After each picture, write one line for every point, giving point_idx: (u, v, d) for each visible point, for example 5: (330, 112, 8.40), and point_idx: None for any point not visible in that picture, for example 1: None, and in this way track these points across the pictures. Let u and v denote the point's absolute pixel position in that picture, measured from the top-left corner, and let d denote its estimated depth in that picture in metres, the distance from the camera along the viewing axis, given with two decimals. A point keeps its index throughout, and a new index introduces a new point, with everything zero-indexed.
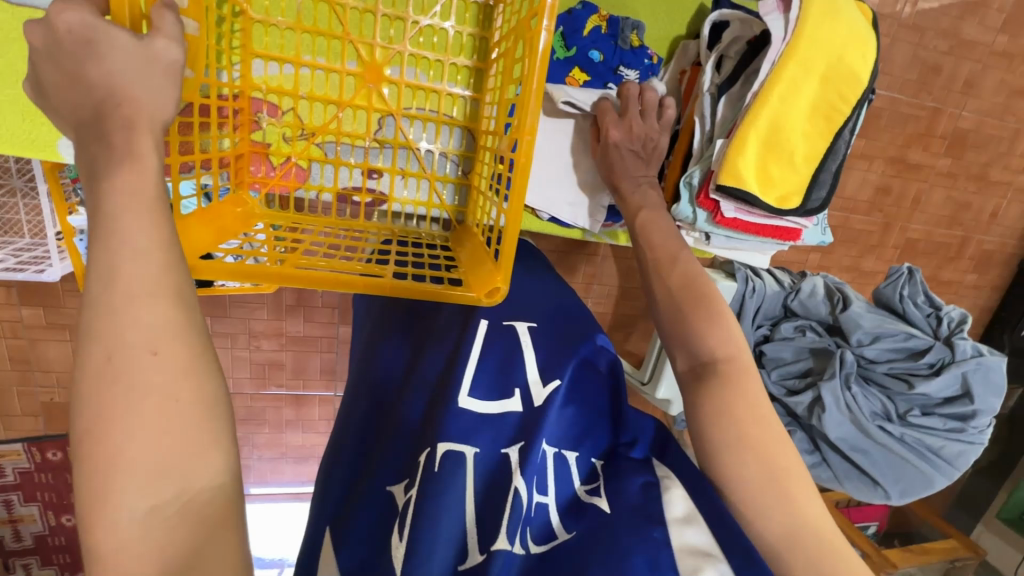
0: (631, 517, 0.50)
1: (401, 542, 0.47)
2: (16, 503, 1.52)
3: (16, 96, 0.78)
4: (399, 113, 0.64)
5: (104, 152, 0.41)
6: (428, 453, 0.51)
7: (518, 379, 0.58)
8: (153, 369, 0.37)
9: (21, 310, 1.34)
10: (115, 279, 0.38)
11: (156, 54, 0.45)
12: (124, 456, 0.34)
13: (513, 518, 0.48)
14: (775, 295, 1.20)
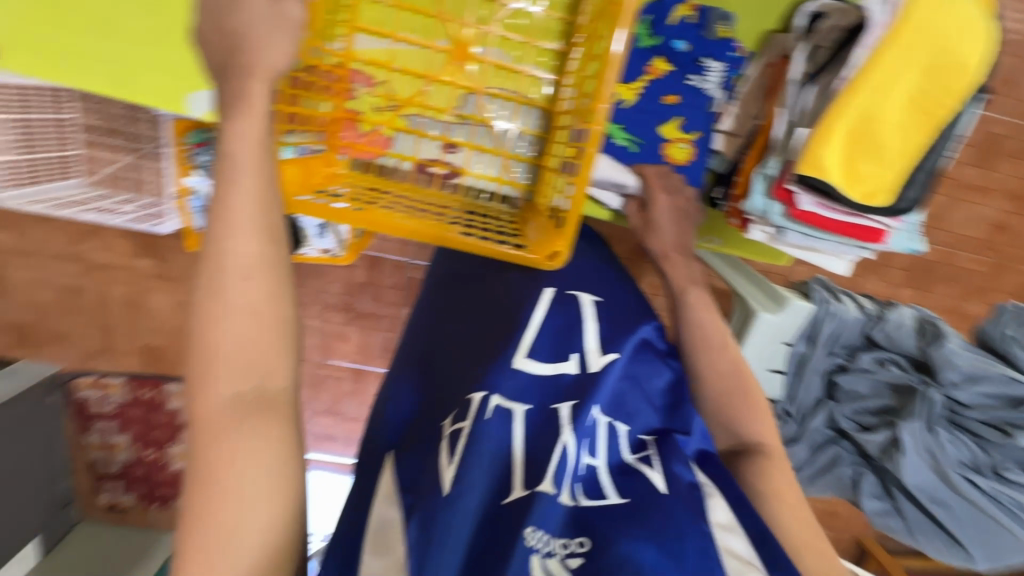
0: (682, 507, 0.48)
1: (451, 466, 0.50)
2: (114, 430, 1.76)
3: None
4: (482, 92, 0.69)
5: (231, 96, 0.47)
6: (482, 399, 0.55)
7: (576, 345, 0.60)
8: (246, 290, 0.45)
9: (139, 260, 1.53)
10: (228, 214, 0.45)
11: (285, 15, 0.50)
12: (220, 351, 0.44)
13: (563, 469, 0.49)
14: (855, 323, 1.12)
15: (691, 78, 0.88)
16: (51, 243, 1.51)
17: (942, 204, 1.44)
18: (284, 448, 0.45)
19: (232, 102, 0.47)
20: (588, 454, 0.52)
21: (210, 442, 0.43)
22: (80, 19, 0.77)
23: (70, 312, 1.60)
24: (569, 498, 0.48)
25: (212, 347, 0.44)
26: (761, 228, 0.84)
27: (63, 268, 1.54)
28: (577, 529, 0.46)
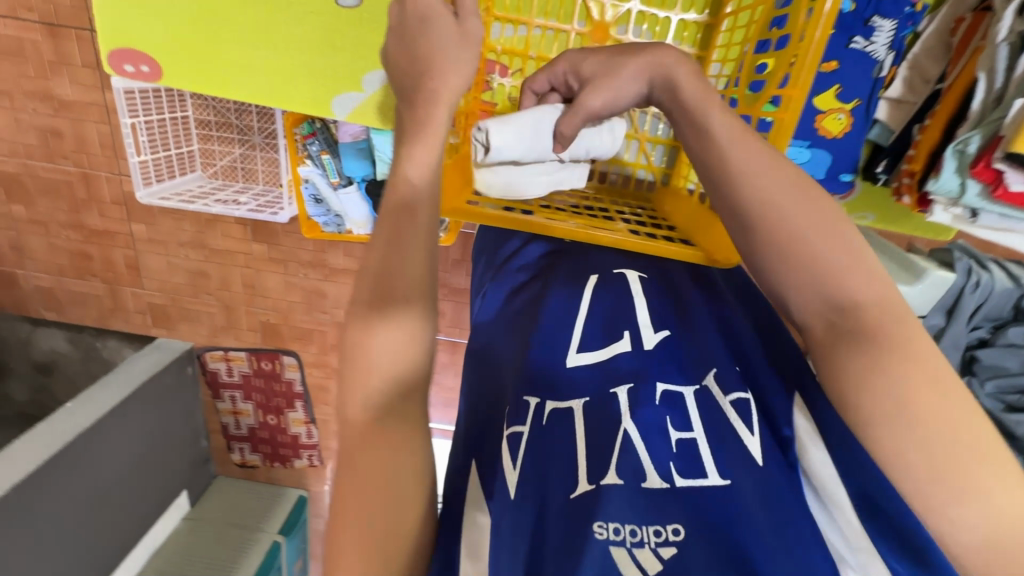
0: (779, 470, 0.57)
1: (514, 463, 0.59)
2: (239, 399, 1.96)
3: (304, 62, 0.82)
4: None
5: (413, 125, 0.54)
6: (536, 402, 0.62)
7: (626, 324, 0.67)
8: (405, 312, 0.53)
9: (252, 244, 1.65)
10: (404, 224, 0.54)
11: (469, 31, 0.53)
12: (374, 370, 0.51)
13: (659, 466, 0.56)
14: (1005, 293, 1.04)
15: (857, 39, 0.88)
16: (178, 232, 1.65)
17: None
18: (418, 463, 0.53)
19: (413, 130, 0.54)
20: (674, 431, 0.60)
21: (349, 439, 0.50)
22: (236, 32, 0.79)
23: (197, 294, 1.76)
24: (661, 483, 0.55)
25: (366, 355, 0.51)
26: (950, 208, 0.90)
27: (188, 254, 1.69)
28: (670, 518, 0.53)
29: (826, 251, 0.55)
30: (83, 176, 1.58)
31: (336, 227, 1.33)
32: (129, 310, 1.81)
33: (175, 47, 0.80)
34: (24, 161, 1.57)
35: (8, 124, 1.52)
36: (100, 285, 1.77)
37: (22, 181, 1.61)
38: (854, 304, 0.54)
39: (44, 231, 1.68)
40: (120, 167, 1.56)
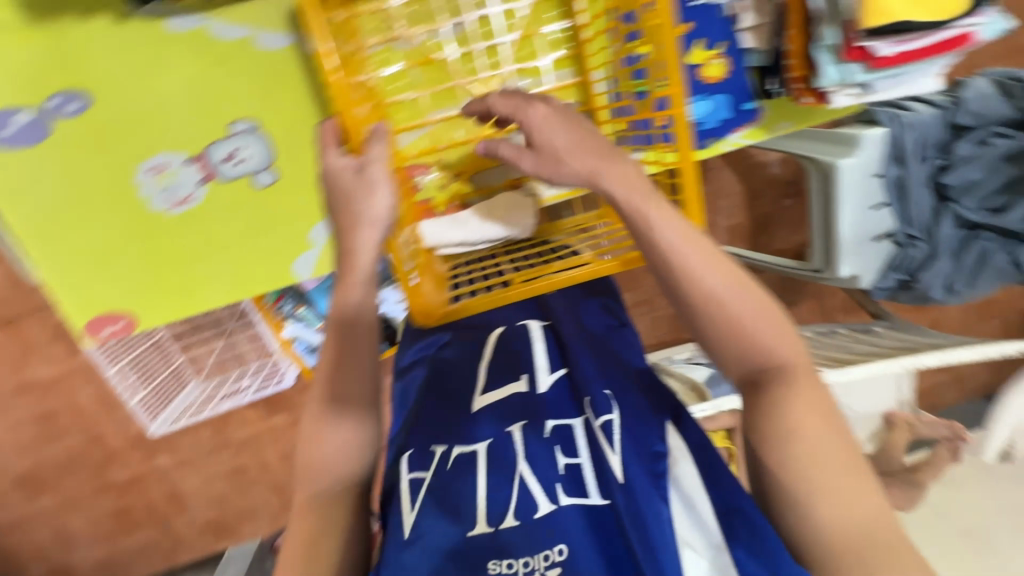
0: (649, 488, 0.67)
1: (475, 480, 0.73)
2: None
3: (259, 246, 0.92)
4: (522, 126, 0.73)
5: (343, 269, 0.61)
6: (443, 450, 0.77)
7: (524, 368, 0.82)
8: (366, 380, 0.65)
9: (272, 419, 1.65)
10: (351, 330, 0.63)
11: (374, 164, 0.58)
12: (342, 430, 0.65)
13: (546, 488, 0.71)
14: (935, 120, 1.10)
15: None
16: (199, 443, 1.65)
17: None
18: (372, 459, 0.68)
19: (344, 272, 0.61)
20: (564, 456, 0.74)
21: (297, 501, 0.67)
22: (191, 250, 0.90)
23: (244, 490, 1.73)
24: (547, 504, 0.70)
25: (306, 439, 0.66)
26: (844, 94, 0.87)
27: (219, 458, 1.67)
28: (562, 532, 0.68)
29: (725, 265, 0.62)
30: (93, 439, 1.58)
31: None
32: (189, 538, 1.77)
33: (146, 280, 0.91)
34: (34, 453, 1.57)
35: (7, 429, 1.53)
36: (153, 532, 1.74)
37: (39, 473, 1.60)
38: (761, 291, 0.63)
39: (80, 507, 1.67)
40: (121, 414, 1.56)
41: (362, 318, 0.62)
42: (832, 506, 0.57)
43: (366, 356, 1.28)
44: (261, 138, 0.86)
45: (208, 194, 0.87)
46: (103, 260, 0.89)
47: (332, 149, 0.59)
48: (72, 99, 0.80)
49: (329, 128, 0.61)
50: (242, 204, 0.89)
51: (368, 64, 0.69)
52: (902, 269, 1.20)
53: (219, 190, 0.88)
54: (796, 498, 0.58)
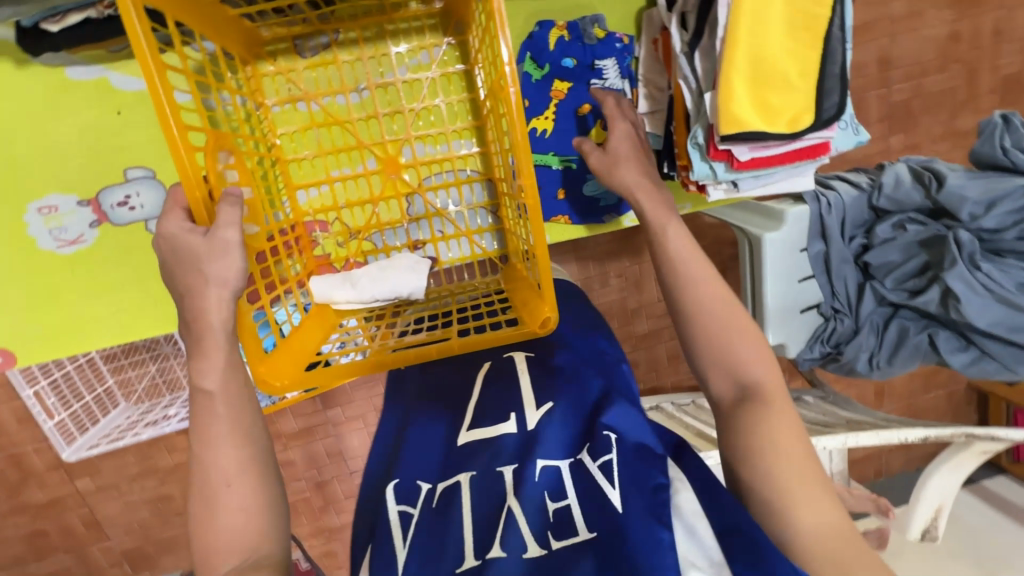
0: (642, 519, 0.43)
1: (405, 549, 0.46)
2: None
3: (126, 289, 0.73)
4: (423, 192, 0.72)
5: (191, 340, 0.48)
6: (429, 487, 0.51)
7: (512, 403, 0.56)
8: (227, 471, 0.48)
9: None
10: (206, 425, 0.48)
11: (219, 240, 0.47)
12: (222, 522, 0.47)
13: (535, 522, 0.44)
14: (855, 201, 1.13)
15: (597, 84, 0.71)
16: (124, 469, 1.43)
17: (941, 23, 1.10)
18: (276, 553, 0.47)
19: (194, 344, 0.48)
20: (551, 499, 0.46)
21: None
22: (79, 286, 0.72)
23: (168, 520, 1.49)
24: (537, 544, 0.43)
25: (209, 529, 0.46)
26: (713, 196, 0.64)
27: (142, 484, 1.46)
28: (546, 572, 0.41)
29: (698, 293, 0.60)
30: (12, 459, 1.37)
31: None
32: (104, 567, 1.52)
33: (26, 337, 0.73)
34: None
35: None
36: (68, 556, 1.50)
37: None
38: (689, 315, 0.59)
39: None
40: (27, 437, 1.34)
41: (206, 409, 0.48)
42: (817, 509, 0.48)
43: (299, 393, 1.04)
44: (161, 185, 0.70)
45: (101, 239, 0.71)
46: None
47: (175, 213, 0.49)
48: None
49: (178, 193, 0.50)
50: (135, 250, 0.72)
51: (267, 123, 0.69)
52: (829, 341, 1.16)
53: (112, 236, 0.71)
54: (775, 506, 0.49)
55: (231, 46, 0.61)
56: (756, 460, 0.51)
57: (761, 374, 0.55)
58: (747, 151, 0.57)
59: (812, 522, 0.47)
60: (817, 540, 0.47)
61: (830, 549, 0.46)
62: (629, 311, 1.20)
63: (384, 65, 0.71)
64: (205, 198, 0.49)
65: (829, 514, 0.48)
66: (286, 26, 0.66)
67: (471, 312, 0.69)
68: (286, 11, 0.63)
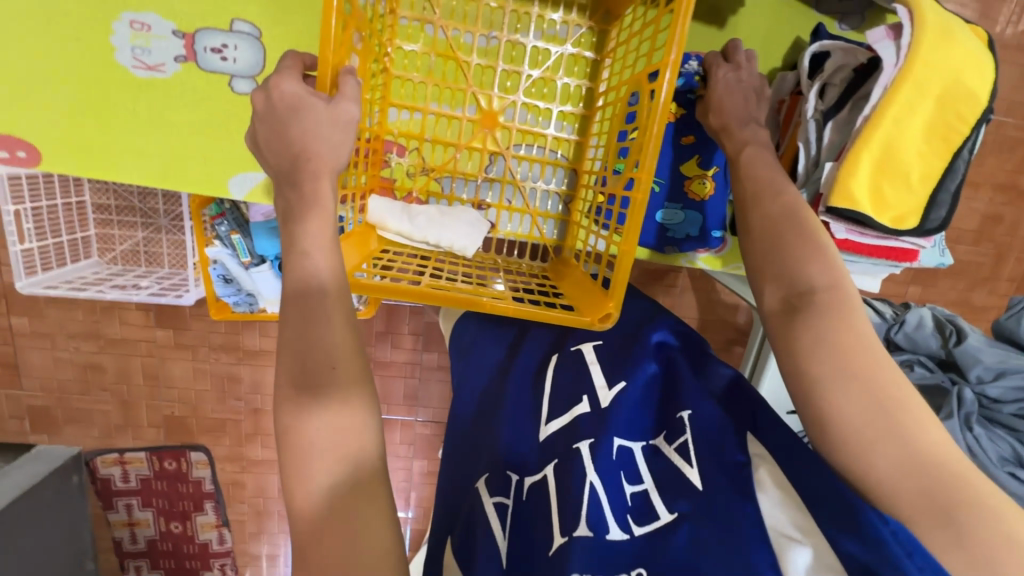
0: (727, 490, 0.38)
1: (504, 536, 0.44)
2: (137, 507, 1.47)
3: (182, 136, 0.69)
4: (512, 156, 0.71)
5: (298, 199, 0.45)
6: (519, 478, 0.46)
7: (586, 383, 0.49)
8: (330, 368, 0.42)
9: (157, 331, 1.29)
10: (309, 298, 0.43)
11: (338, 114, 0.45)
12: (313, 440, 0.40)
13: (613, 502, 0.41)
14: (876, 328, 1.14)
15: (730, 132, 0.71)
16: (67, 323, 1.27)
17: (1000, 203, 1.12)
18: (377, 460, 0.41)
19: (299, 206, 0.45)
20: (626, 481, 0.42)
21: (297, 487, 0.40)
22: (132, 113, 0.68)
23: (90, 392, 1.33)
24: (618, 529, 0.39)
25: (307, 464, 0.40)
26: None
27: (79, 345, 1.29)
28: (627, 556, 0.38)
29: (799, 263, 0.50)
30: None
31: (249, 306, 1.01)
32: (3, 417, 1.33)
33: (60, 138, 0.68)
34: None
35: None
36: None
37: None
38: (804, 291, 0.49)
39: None
40: None
41: (313, 278, 0.44)
42: (929, 426, 0.40)
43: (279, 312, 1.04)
44: (261, 48, 0.67)
45: (179, 76, 0.67)
46: (21, 89, 0.66)
47: (297, 74, 0.46)
48: None
49: (291, 54, 0.50)
50: (208, 102, 0.68)
51: (390, 31, 0.67)
52: None
53: (191, 78, 0.67)
54: (867, 439, 0.40)
55: None
56: (844, 385, 0.43)
57: (829, 278, 0.49)
58: (844, 231, 0.57)
59: (925, 443, 0.39)
60: (937, 461, 0.39)
61: (946, 465, 0.38)
62: None
63: (521, 23, 0.70)
64: (331, 70, 0.47)
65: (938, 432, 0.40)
66: None
67: (517, 283, 0.68)
68: None
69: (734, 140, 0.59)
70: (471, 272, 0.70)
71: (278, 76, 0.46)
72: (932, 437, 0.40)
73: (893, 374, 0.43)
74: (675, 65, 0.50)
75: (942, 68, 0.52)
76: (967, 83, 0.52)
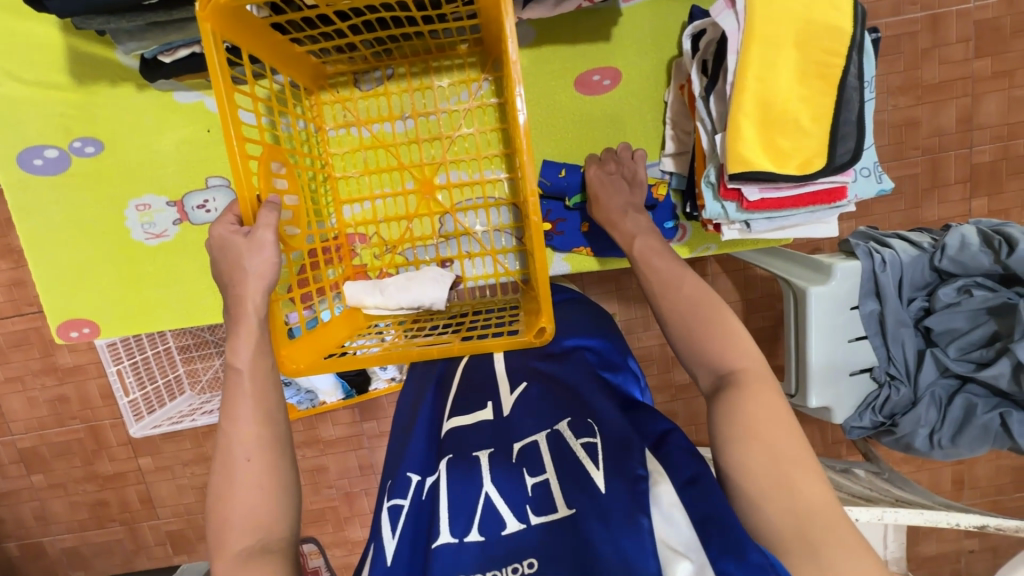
0: (620, 502, 0.44)
1: (393, 539, 0.49)
2: None
3: (199, 282, 0.84)
4: (454, 210, 0.78)
5: (231, 320, 0.54)
6: (419, 480, 0.54)
7: (490, 394, 0.60)
8: (247, 466, 0.51)
9: None
10: (234, 408, 0.52)
11: (259, 242, 0.54)
12: (230, 524, 0.49)
13: (514, 500, 0.48)
14: (915, 261, 0.99)
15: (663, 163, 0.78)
16: (179, 453, 1.45)
17: (1002, 110, 1.06)
18: (282, 541, 0.50)
19: (231, 326, 0.54)
20: (530, 474, 0.50)
21: (218, 557, 0.48)
22: (156, 274, 0.84)
23: None
24: (518, 520, 0.47)
25: (220, 541, 0.49)
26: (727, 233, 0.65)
27: (192, 470, 1.47)
28: (528, 547, 0.45)
29: (710, 342, 0.56)
30: (91, 430, 1.43)
31: (310, 402, 1.14)
32: (151, 546, 1.53)
33: (114, 310, 0.85)
34: (36, 430, 1.43)
35: (22, 404, 1.41)
36: (120, 529, 1.52)
37: (38, 452, 1.45)
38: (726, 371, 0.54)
39: (63, 490, 1.48)
40: (102, 410, 1.41)
41: (235, 386, 0.53)
42: (812, 479, 0.46)
43: (336, 400, 1.12)
44: (233, 194, 0.81)
45: (179, 235, 0.83)
46: (77, 283, 0.84)
47: (229, 217, 0.57)
48: (89, 142, 0.79)
49: (234, 201, 0.58)
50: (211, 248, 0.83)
51: (323, 144, 0.78)
52: (882, 411, 1.02)
53: (189, 234, 0.83)
54: (758, 493, 0.47)
55: (298, 78, 0.72)
56: (743, 444, 0.49)
57: (739, 358, 0.54)
58: (757, 191, 0.58)
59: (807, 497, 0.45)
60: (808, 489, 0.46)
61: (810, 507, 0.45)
62: (669, 358, 1.18)
63: (427, 97, 0.79)
64: (252, 204, 0.56)
65: (815, 483, 0.46)
66: (348, 63, 0.76)
67: (483, 319, 0.73)
68: (347, 50, 0.72)
69: (620, 231, 0.68)
70: (441, 320, 0.75)
71: (217, 220, 0.56)
72: (807, 491, 0.46)
73: (789, 435, 0.49)
74: (524, 96, 0.53)
75: (786, 17, 0.53)
76: (820, 20, 0.53)
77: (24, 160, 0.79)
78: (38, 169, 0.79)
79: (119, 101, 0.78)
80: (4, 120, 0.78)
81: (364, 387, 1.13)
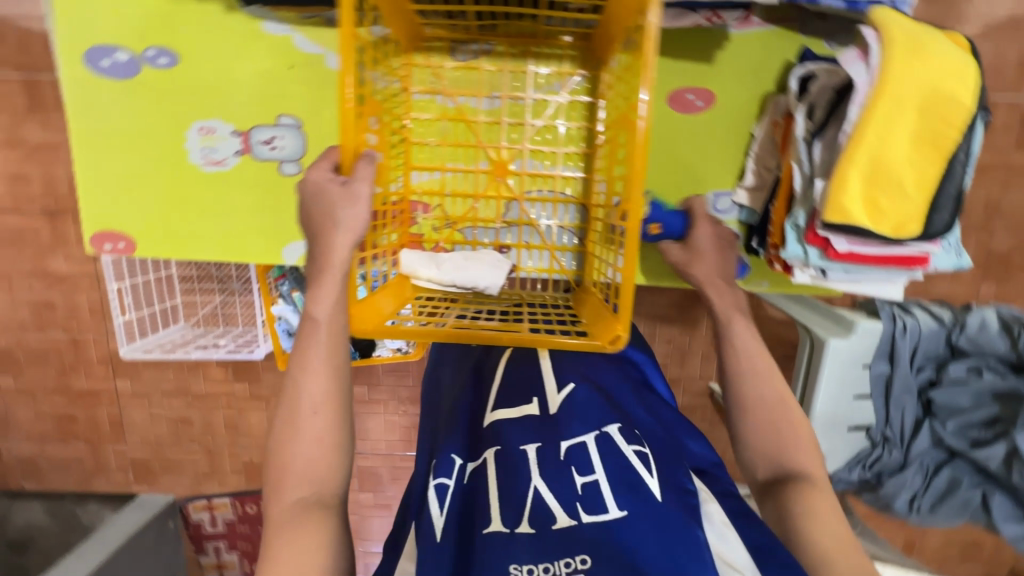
0: (675, 513, 0.47)
1: (441, 514, 0.51)
2: (224, 549, 1.56)
3: (247, 219, 0.82)
4: (524, 199, 0.77)
5: (314, 268, 0.52)
6: (462, 463, 0.56)
7: (535, 390, 0.61)
8: (312, 418, 0.51)
9: (233, 385, 1.39)
10: (305, 358, 0.51)
11: (356, 194, 0.52)
12: (290, 472, 0.50)
13: (563, 498, 0.48)
14: (933, 333, 1.02)
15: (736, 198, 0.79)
16: (161, 382, 1.41)
17: None
18: (333, 496, 0.51)
19: (314, 273, 0.52)
20: (580, 474, 0.50)
21: (275, 499, 0.50)
22: (203, 202, 0.81)
23: (181, 443, 1.47)
24: (567, 516, 0.47)
25: (277, 486, 0.50)
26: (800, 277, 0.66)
27: (170, 402, 1.43)
28: (579, 545, 0.45)
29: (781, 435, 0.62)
30: (73, 342, 1.38)
31: (313, 354, 1.08)
32: (111, 469, 1.49)
33: (152, 228, 0.82)
34: (15, 332, 1.38)
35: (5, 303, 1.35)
36: (84, 447, 1.47)
37: (13, 354, 1.39)
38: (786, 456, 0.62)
39: (31, 397, 1.43)
40: (89, 324, 1.36)
41: (308, 335, 0.52)
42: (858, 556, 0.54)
43: None
44: (302, 137, 0.79)
45: (238, 166, 0.80)
46: (119, 194, 0.81)
47: (325, 163, 0.55)
48: (164, 53, 0.76)
49: (332, 149, 0.56)
50: (267, 186, 0.81)
51: (405, 105, 0.76)
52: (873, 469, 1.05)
53: (249, 167, 0.80)
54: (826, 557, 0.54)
55: (399, 35, 0.71)
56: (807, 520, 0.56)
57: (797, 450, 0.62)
58: (845, 243, 0.59)
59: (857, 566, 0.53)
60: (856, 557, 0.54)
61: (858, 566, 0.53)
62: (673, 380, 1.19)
63: (519, 81, 0.78)
64: (351, 155, 0.54)
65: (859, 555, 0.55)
66: (448, 29, 0.75)
67: (539, 313, 0.72)
68: (455, 17, 0.71)
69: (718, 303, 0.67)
70: (492, 305, 0.75)
71: (312, 165, 0.55)
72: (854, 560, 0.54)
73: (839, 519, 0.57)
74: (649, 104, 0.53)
75: (915, 81, 0.54)
76: (946, 90, 0.54)
77: (91, 58, 0.76)
78: (104, 70, 0.76)
79: (202, 18, 0.75)
80: (76, 12, 0.74)
81: (369, 351, 1.10)
